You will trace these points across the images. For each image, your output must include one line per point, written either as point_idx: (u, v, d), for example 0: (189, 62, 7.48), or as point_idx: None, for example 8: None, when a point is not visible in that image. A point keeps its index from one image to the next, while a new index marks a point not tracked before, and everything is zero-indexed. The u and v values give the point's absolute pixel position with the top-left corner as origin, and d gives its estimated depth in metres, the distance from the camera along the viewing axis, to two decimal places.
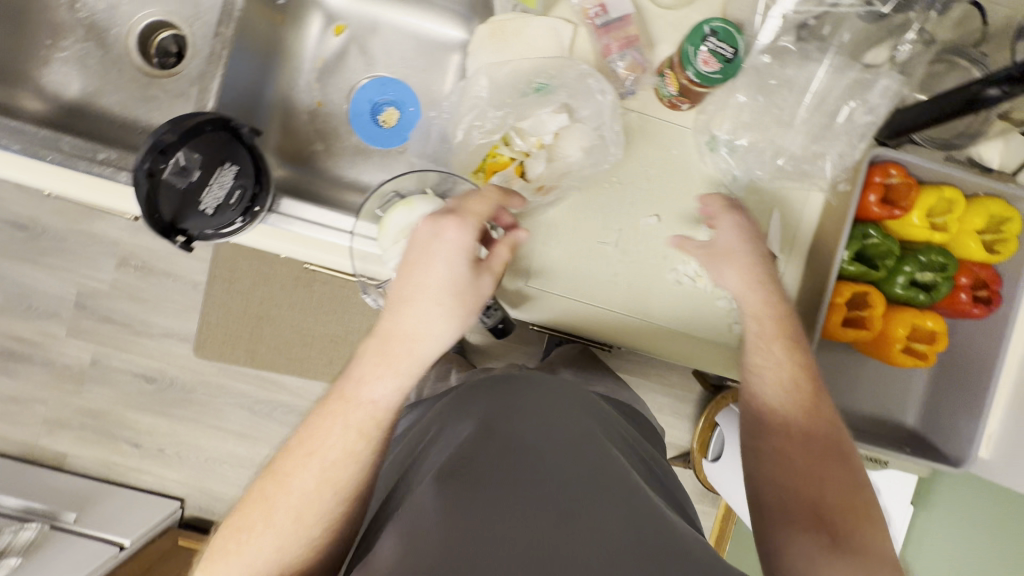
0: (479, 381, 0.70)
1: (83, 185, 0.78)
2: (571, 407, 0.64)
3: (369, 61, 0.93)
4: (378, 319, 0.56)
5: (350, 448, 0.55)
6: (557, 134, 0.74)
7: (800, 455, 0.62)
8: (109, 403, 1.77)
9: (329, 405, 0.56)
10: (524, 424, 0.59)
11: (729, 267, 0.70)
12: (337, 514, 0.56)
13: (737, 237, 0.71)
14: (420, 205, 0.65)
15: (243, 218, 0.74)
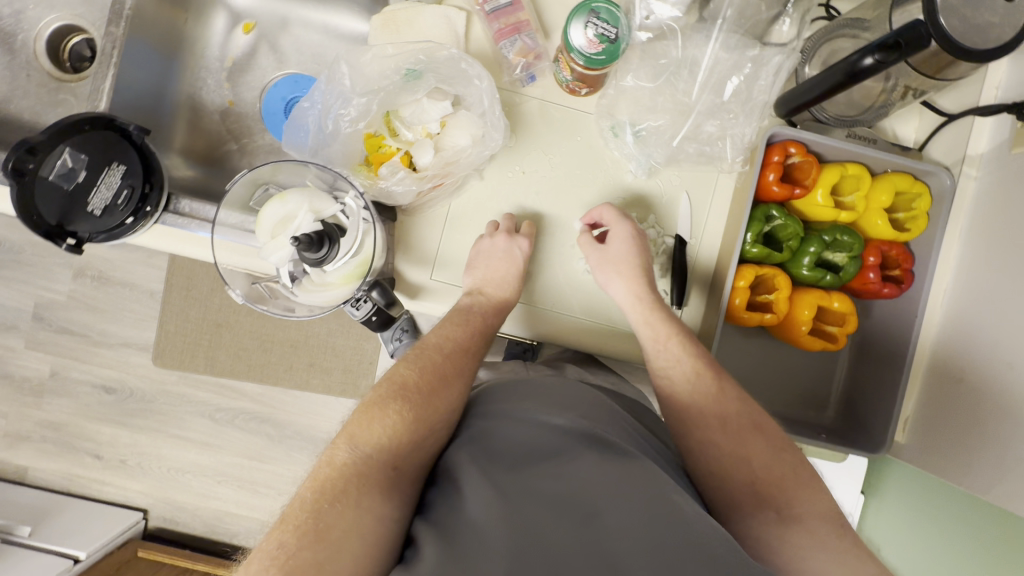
0: (492, 385, 0.72)
1: None
2: (598, 398, 0.66)
3: (279, 58, 0.92)
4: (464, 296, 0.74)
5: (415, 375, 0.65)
6: (444, 121, 0.69)
7: (721, 435, 0.63)
8: (69, 415, 1.76)
9: (393, 388, 0.64)
10: (549, 418, 0.60)
11: (618, 276, 0.72)
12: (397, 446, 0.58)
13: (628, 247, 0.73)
14: (293, 198, 0.64)
15: (133, 218, 0.72)
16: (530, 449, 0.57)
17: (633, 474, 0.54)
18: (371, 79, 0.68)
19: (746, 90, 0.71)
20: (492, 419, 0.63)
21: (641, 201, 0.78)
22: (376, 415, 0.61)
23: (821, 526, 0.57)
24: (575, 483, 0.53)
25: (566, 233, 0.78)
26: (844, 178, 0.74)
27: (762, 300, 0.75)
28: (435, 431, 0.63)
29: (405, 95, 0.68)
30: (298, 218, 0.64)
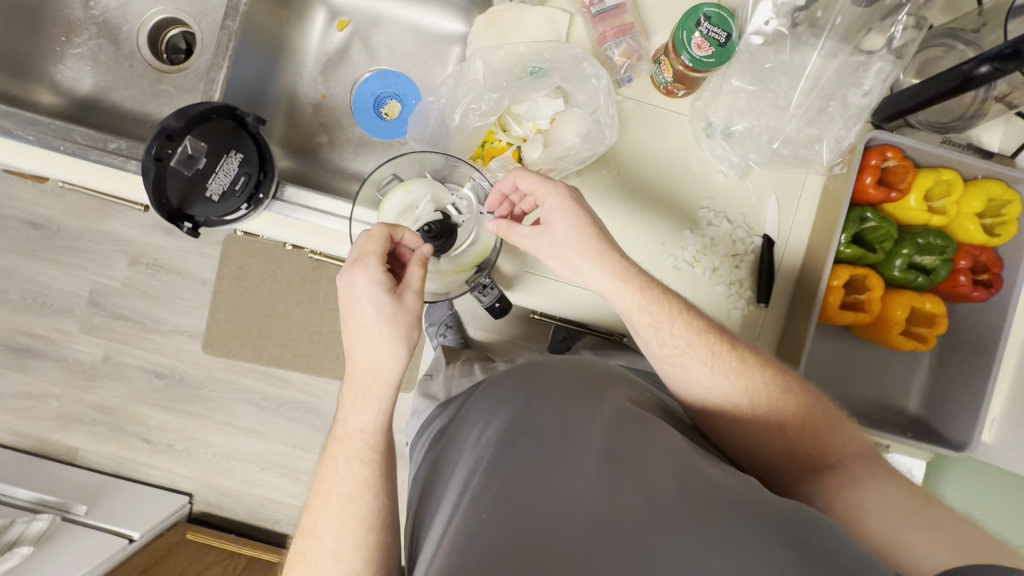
0: (516, 367, 0.67)
1: (95, 175, 0.80)
2: (605, 379, 0.61)
3: (371, 55, 0.95)
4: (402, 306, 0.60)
5: (357, 479, 0.58)
6: (554, 119, 0.71)
7: (778, 434, 0.58)
8: (120, 398, 1.80)
9: (347, 434, 0.59)
10: (545, 397, 0.57)
11: (580, 258, 0.60)
12: (370, 544, 0.57)
13: (571, 216, 0.61)
14: (416, 188, 0.67)
15: (247, 205, 0.76)
16: (527, 423, 0.54)
17: (644, 439, 0.49)
18: (499, 76, 0.71)
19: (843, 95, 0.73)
20: (500, 405, 0.60)
21: (732, 201, 0.79)
22: (338, 461, 0.59)
23: (884, 480, 0.52)
24: (579, 451, 0.49)
25: (656, 231, 0.79)
26: (936, 183, 0.75)
27: (852, 300, 0.77)
28: (381, 458, 0.60)
29: (527, 93, 0.71)
30: (420, 207, 0.66)
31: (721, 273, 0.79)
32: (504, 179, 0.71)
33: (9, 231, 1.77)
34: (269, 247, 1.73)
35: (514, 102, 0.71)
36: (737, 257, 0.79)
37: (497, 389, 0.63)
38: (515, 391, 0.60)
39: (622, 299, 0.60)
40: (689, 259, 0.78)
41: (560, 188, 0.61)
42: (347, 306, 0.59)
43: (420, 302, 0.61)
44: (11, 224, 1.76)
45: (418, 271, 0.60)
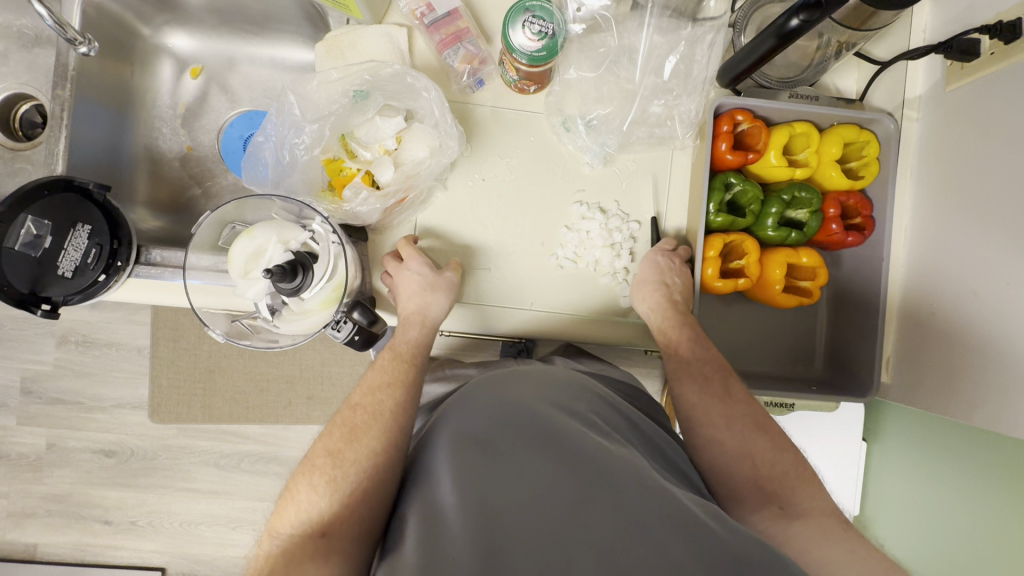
0: (480, 373, 0.69)
1: None
2: (574, 385, 0.65)
3: (231, 98, 0.94)
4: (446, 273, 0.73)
5: (385, 380, 0.70)
6: (399, 137, 0.70)
7: (718, 400, 0.69)
8: (72, 485, 1.74)
9: (357, 407, 0.67)
10: (513, 404, 0.60)
11: (434, 300, 0.72)
12: (376, 449, 0.62)
13: (419, 268, 0.73)
14: (260, 233, 0.64)
15: (105, 274, 0.72)
16: (495, 432, 0.57)
17: (609, 457, 0.53)
18: (322, 105, 0.70)
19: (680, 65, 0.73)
20: (457, 409, 0.62)
21: (603, 190, 0.78)
22: (383, 366, 0.71)
23: (827, 524, 0.59)
24: (548, 461, 0.53)
25: (532, 233, 0.78)
26: (795, 137, 0.77)
27: (735, 266, 0.78)
28: (406, 387, 0.69)
29: (355, 117, 0.70)
30: (268, 250, 0.64)
31: (605, 264, 0.79)
32: (355, 207, 0.69)
33: None
34: None
35: (358, 126, 0.71)
36: (618, 246, 0.78)
37: (467, 391, 0.64)
38: (478, 395, 0.63)
39: (646, 292, 0.74)
40: (571, 255, 0.77)
41: (412, 251, 0.74)
42: (399, 283, 0.74)
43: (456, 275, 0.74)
44: None
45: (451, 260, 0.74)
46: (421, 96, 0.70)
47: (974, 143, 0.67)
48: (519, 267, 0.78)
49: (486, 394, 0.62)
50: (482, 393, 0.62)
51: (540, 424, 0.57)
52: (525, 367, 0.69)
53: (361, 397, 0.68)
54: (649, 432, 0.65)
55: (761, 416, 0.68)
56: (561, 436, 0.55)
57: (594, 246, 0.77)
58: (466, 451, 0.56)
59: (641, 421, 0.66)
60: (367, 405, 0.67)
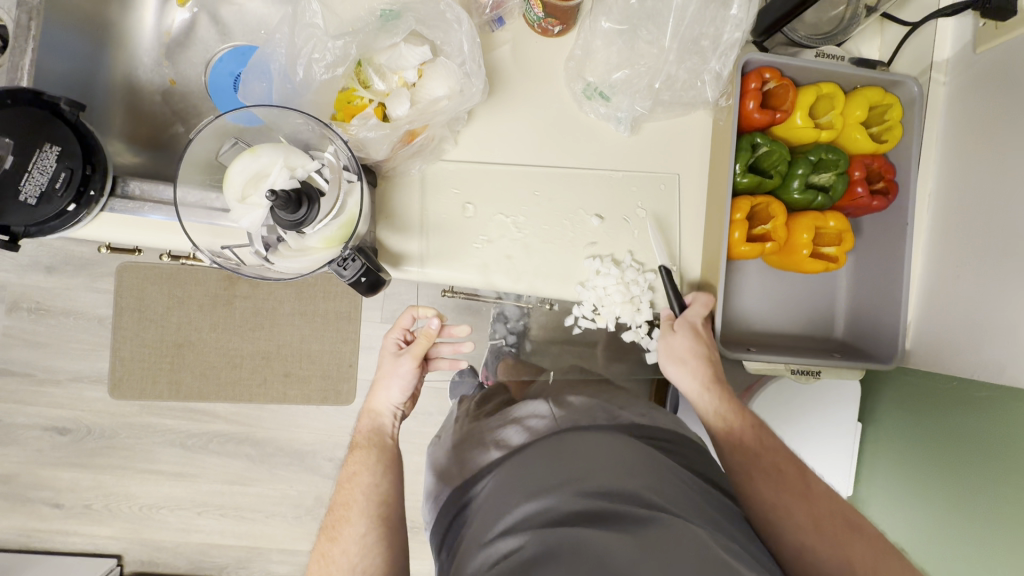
0: (534, 447, 0.70)
1: None
2: (640, 456, 0.65)
3: (222, 31, 0.86)
4: (408, 355, 0.83)
5: (359, 461, 0.79)
6: (421, 70, 0.64)
7: (800, 501, 0.66)
8: (19, 464, 1.60)
9: (337, 507, 0.75)
10: (579, 476, 0.62)
11: (396, 382, 0.84)
12: (360, 523, 0.71)
13: (390, 354, 0.86)
14: (265, 153, 0.59)
15: (75, 204, 0.64)
16: (558, 508, 0.58)
17: (677, 537, 0.53)
18: (346, 20, 0.65)
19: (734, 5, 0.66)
20: (525, 481, 0.64)
21: (609, 235, 0.81)
22: (359, 449, 0.81)
23: None
24: (611, 529, 0.54)
25: (547, 285, 0.80)
26: (820, 98, 0.74)
27: (759, 232, 0.74)
28: (377, 464, 0.78)
29: (380, 40, 0.63)
30: (271, 173, 0.58)
31: (627, 315, 0.84)
32: (360, 133, 0.62)
33: None
34: (172, 271, 1.58)
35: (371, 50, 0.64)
36: (638, 302, 0.83)
37: (527, 464, 0.67)
38: (537, 471, 0.65)
39: (696, 368, 0.74)
40: (590, 314, 0.86)
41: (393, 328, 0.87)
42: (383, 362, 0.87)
43: (417, 354, 0.83)
44: None
45: (421, 339, 0.82)
46: (451, 29, 0.64)
47: (1009, 105, 0.65)
48: (544, 282, 0.80)
49: (546, 476, 0.63)
50: (541, 474, 0.64)
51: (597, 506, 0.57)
52: (577, 434, 0.71)
53: (342, 486, 0.76)
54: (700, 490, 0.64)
55: (848, 513, 0.65)
56: (631, 518, 0.55)
57: (610, 310, 0.82)
58: (533, 522, 0.57)
59: (691, 477, 0.65)
60: (344, 498, 0.75)
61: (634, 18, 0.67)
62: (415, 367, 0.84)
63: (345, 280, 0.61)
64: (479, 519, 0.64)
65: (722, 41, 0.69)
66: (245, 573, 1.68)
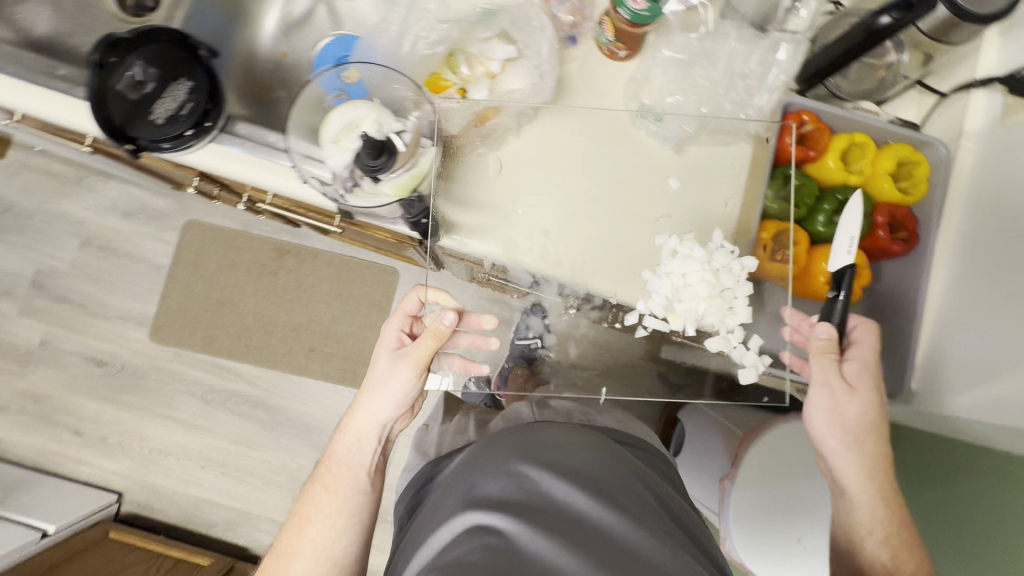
0: (514, 431, 0.75)
1: (48, 103, 0.79)
2: (601, 450, 0.70)
3: (336, 20, 0.98)
4: (406, 359, 0.80)
5: (317, 501, 0.80)
6: (505, 64, 0.76)
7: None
8: (55, 386, 1.71)
9: (281, 552, 0.78)
10: (549, 459, 0.65)
11: (382, 392, 0.82)
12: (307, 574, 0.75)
13: (386, 354, 0.83)
14: (363, 107, 0.71)
15: (193, 130, 0.75)
16: (532, 483, 0.62)
17: (639, 533, 0.58)
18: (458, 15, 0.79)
19: (785, 50, 0.77)
20: (504, 457, 0.68)
21: (678, 216, 0.81)
22: (321, 485, 0.82)
23: None
24: (583, 518, 0.58)
25: (584, 270, 0.78)
26: (852, 146, 0.81)
27: (783, 255, 0.82)
28: (331, 510, 0.79)
29: (478, 32, 0.76)
30: (363, 124, 0.70)
31: (711, 313, 0.79)
32: (444, 104, 0.75)
33: None
34: (230, 234, 1.71)
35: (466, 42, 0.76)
36: (731, 297, 0.78)
37: (503, 445, 0.70)
38: (513, 449, 0.69)
39: (861, 422, 0.78)
40: (662, 307, 0.77)
41: (394, 324, 0.84)
42: (374, 363, 0.85)
43: (417, 361, 0.80)
44: None
45: (428, 339, 0.79)
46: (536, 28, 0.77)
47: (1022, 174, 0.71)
48: (590, 277, 0.78)
49: (520, 454, 0.67)
50: (516, 452, 0.68)
51: (568, 490, 0.61)
52: (552, 426, 0.75)
53: (296, 519, 0.80)
54: (658, 488, 0.70)
55: None
56: (598, 508, 0.59)
57: (696, 299, 0.78)
58: (502, 501, 0.60)
59: (651, 478, 0.71)
60: (289, 546, 0.77)
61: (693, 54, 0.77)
62: (409, 377, 0.81)
63: (410, 218, 0.77)
64: (456, 485, 0.69)
65: (768, 81, 0.79)
66: (231, 535, 1.70)
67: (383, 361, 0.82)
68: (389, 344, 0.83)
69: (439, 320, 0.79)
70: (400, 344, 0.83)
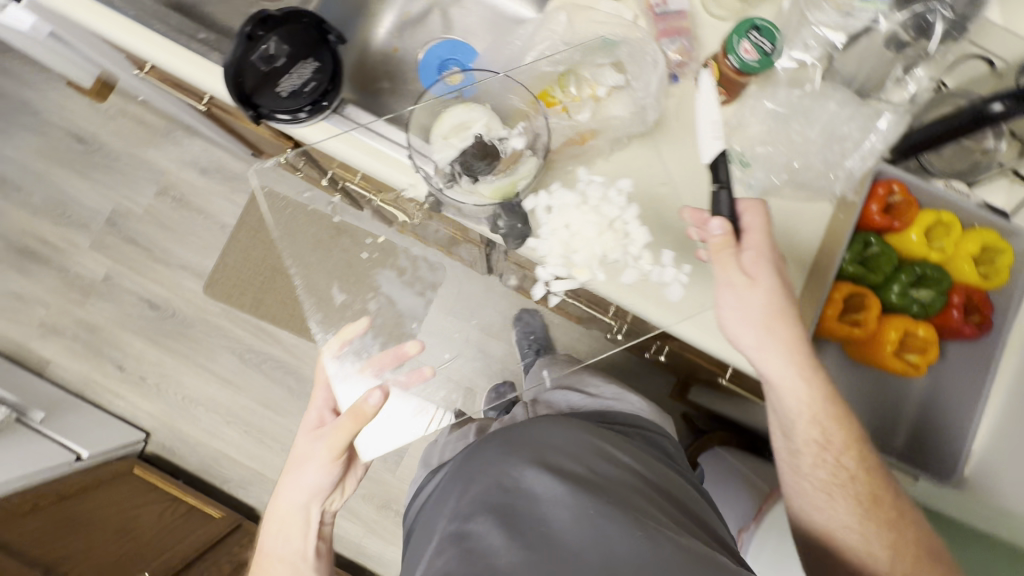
0: (499, 430, 0.80)
1: (188, 64, 0.86)
2: (583, 438, 0.75)
3: (447, 25, 1.05)
4: (320, 448, 0.81)
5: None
6: (612, 91, 0.79)
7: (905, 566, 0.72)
8: (109, 320, 1.78)
9: None
10: (528, 453, 0.70)
11: (308, 474, 0.82)
12: None
13: (306, 434, 0.84)
14: (476, 111, 0.78)
15: (310, 107, 0.81)
16: (511, 479, 0.67)
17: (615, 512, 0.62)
18: (579, 35, 0.81)
19: (886, 121, 0.77)
20: (486, 456, 0.73)
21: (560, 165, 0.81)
22: (267, 561, 0.84)
23: None
24: (559, 510, 0.63)
25: (645, 294, 0.78)
26: (936, 225, 0.81)
27: (850, 319, 0.82)
28: None
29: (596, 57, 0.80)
30: (472, 126, 0.77)
31: (613, 245, 0.79)
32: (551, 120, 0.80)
33: (52, 137, 1.79)
34: None
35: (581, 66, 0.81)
36: (623, 228, 0.80)
37: (484, 449, 0.75)
38: (493, 449, 0.74)
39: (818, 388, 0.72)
40: (562, 261, 0.80)
41: (315, 392, 0.85)
42: (299, 441, 0.85)
43: (331, 445, 0.79)
44: (56, 132, 1.79)
45: (349, 421, 0.78)
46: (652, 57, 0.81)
47: None
48: (649, 304, 0.77)
49: (498, 455, 0.72)
50: (495, 454, 0.72)
51: (542, 486, 0.65)
52: (538, 420, 0.80)
53: None
54: (649, 474, 0.75)
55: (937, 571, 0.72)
56: (573, 497, 0.64)
57: (588, 245, 0.80)
58: (486, 503, 0.65)
59: (639, 462, 0.77)
60: None
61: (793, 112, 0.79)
62: (328, 461, 0.81)
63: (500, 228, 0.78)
64: (455, 475, 0.75)
65: (864, 146, 0.79)
66: (242, 494, 1.74)
67: (303, 443, 0.84)
68: (308, 426, 0.85)
69: (370, 395, 0.77)
70: (325, 420, 0.84)
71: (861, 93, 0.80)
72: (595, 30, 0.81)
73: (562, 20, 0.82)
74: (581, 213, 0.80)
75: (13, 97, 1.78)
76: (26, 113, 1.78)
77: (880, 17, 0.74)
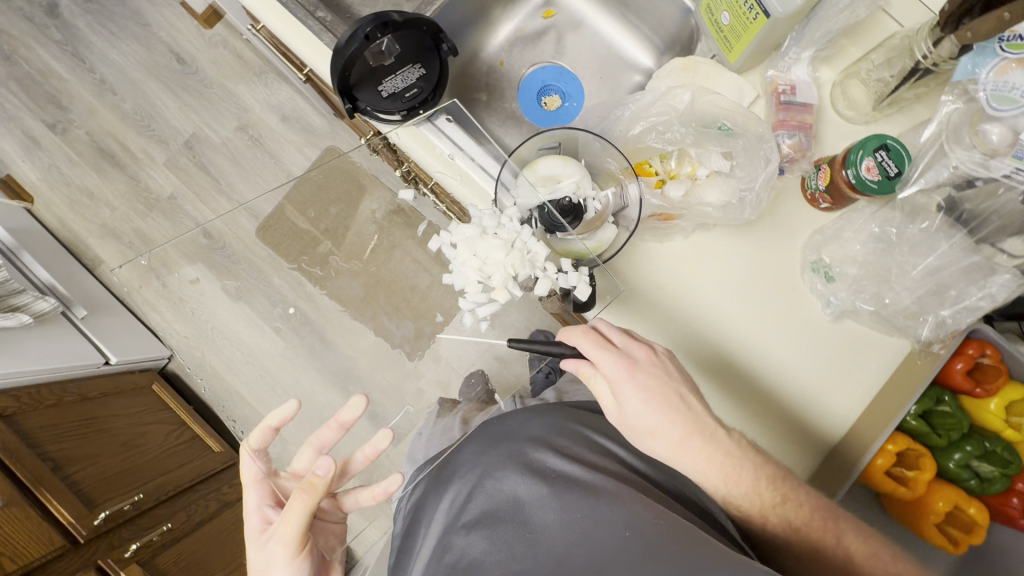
0: (478, 432, 0.80)
1: (304, 40, 0.86)
2: (559, 424, 0.76)
3: (559, 49, 1.06)
4: (273, 541, 0.71)
5: None
6: (710, 174, 0.80)
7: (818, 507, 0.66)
8: (164, 238, 1.83)
9: None
10: (507, 453, 0.72)
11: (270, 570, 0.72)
12: None
13: (258, 519, 0.78)
14: (571, 167, 0.83)
15: (405, 112, 0.84)
16: (495, 478, 0.69)
17: (586, 496, 0.62)
18: (696, 114, 0.82)
19: (1000, 279, 0.69)
20: (465, 464, 0.75)
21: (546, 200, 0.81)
22: None
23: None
24: (534, 499, 0.64)
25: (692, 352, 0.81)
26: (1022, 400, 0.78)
27: (900, 472, 0.82)
28: None
29: (709, 142, 0.81)
30: (562, 181, 0.82)
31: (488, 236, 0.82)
32: (638, 190, 0.81)
33: (154, 52, 1.84)
34: None
35: (692, 143, 0.82)
36: (524, 246, 0.82)
37: (467, 450, 0.77)
38: (470, 451, 0.77)
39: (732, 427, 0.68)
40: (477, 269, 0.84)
41: (256, 495, 0.80)
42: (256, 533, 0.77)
43: (279, 530, 0.70)
44: (159, 48, 1.84)
45: (292, 509, 0.70)
46: (769, 148, 0.79)
47: None
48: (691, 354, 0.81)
49: (479, 456, 0.74)
50: (478, 454, 0.75)
51: (515, 485, 0.67)
52: (511, 422, 0.81)
53: None
54: (612, 451, 0.73)
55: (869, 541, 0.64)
56: (543, 485, 0.65)
57: (499, 269, 0.82)
58: (467, 508, 0.69)
59: (605, 441, 0.75)
60: None
61: (890, 241, 0.75)
62: (293, 550, 0.72)
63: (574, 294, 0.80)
64: (445, 471, 0.78)
65: (965, 301, 0.72)
66: None
67: (254, 555, 0.75)
68: (251, 534, 0.77)
69: (318, 466, 0.71)
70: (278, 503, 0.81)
71: (977, 241, 0.69)
72: (714, 112, 0.81)
73: (684, 97, 0.82)
74: (484, 242, 0.82)
75: (130, 5, 1.84)
76: (138, 23, 1.84)
77: (1014, 174, 0.61)
